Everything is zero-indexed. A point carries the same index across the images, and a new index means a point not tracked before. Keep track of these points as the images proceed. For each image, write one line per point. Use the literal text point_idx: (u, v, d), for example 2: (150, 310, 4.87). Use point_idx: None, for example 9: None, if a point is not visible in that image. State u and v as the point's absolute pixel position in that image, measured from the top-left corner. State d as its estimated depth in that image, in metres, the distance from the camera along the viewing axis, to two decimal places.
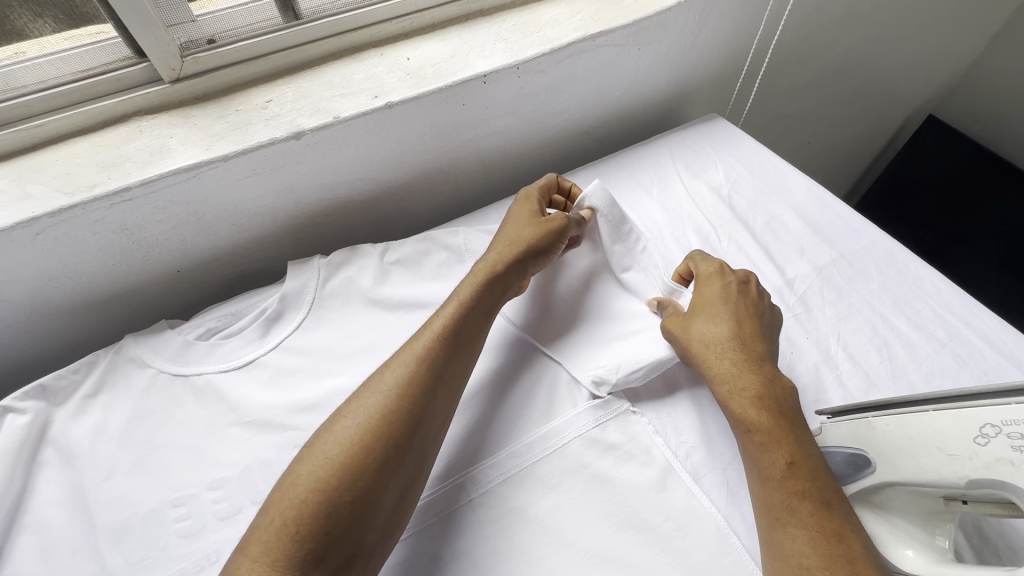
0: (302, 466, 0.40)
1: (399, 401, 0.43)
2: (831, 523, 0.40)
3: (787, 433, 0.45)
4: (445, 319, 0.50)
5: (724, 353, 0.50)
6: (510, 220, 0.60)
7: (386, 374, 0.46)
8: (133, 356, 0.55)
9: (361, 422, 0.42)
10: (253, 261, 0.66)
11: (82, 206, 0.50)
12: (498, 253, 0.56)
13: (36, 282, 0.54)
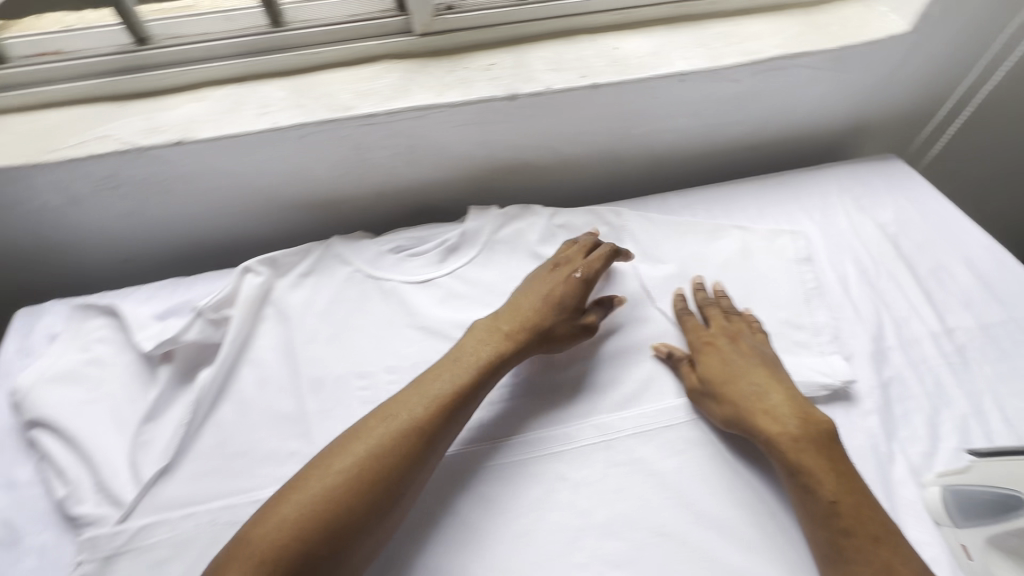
0: (305, 485, 0.44)
1: (362, 472, 0.44)
2: (880, 555, 0.44)
3: (839, 477, 0.47)
4: (442, 383, 0.51)
5: (720, 396, 0.53)
6: (540, 286, 0.60)
7: (383, 419, 0.48)
8: (338, 254, 0.66)
9: (367, 455, 0.45)
10: (435, 201, 0.76)
11: (339, 121, 0.61)
12: (513, 323, 0.57)
13: (284, 177, 0.66)
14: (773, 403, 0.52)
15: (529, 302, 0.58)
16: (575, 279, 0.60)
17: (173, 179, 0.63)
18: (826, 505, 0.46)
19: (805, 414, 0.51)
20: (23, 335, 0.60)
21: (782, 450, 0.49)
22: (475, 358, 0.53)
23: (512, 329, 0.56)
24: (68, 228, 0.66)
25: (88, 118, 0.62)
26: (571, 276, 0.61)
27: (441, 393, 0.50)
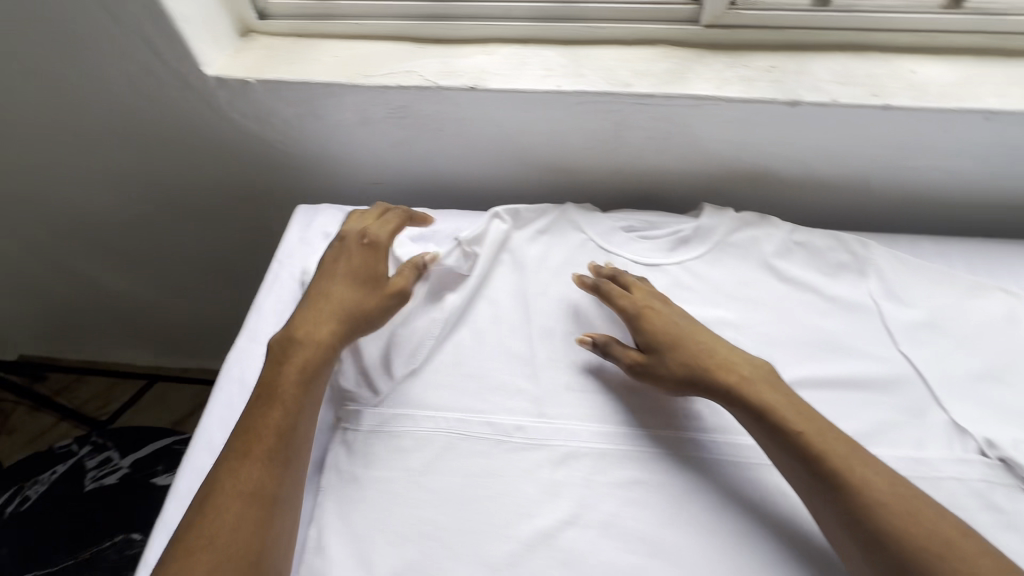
0: (270, 422, 0.49)
1: (261, 450, 0.47)
2: (913, 537, 0.42)
3: (755, 403, 0.50)
4: (330, 330, 0.55)
5: (653, 367, 0.54)
6: (356, 259, 0.60)
7: (306, 366, 0.52)
8: (572, 220, 0.69)
9: (298, 401, 0.51)
10: (662, 192, 0.76)
11: (618, 95, 0.63)
12: (370, 297, 0.58)
13: (541, 139, 0.70)
14: (723, 355, 0.54)
15: (380, 266, 0.60)
16: (381, 257, 0.60)
17: (449, 121, 0.69)
18: (794, 453, 0.48)
19: (690, 330, 0.56)
20: (302, 228, 0.70)
21: (727, 399, 0.52)
22: (340, 303, 0.56)
23: (371, 299, 0.57)
24: (344, 147, 0.74)
25: (395, 55, 0.69)
26: (359, 242, 0.61)
27: (332, 335, 0.55)
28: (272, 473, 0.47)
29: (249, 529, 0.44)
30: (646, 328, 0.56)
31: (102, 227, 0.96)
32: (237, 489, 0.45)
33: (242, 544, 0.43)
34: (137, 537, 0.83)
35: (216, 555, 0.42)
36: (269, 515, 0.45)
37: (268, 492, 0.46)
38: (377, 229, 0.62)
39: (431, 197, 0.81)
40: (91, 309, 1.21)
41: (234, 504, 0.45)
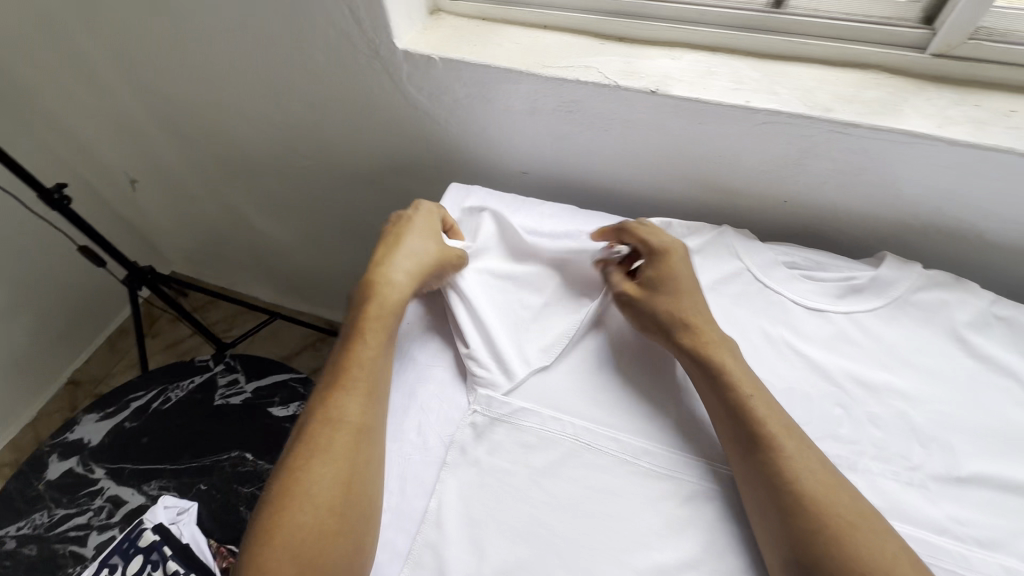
0: (354, 360, 0.53)
1: (324, 424, 0.49)
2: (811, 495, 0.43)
3: (707, 354, 0.51)
4: (406, 276, 0.58)
5: (639, 301, 0.57)
6: (417, 223, 0.63)
7: (383, 305, 0.56)
8: (729, 244, 0.64)
9: (377, 340, 0.54)
10: (833, 229, 0.68)
11: (814, 120, 0.58)
12: (445, 249, 0.61)
13: (710, 153, 0.66)
14: (711, 328, 0.54)
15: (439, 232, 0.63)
16: (438, 223, 0.65)
17: (618, 121, 0.67)
18: (729, 403, 0.49)
19: (683, 285, 0.57)
20: (452, 207, 0.71)
21: (690, 347, 0.52)
22: (415, 257, 0.59)
23: (445, 251, 0.61)
24: (504, 134, 0.75)
25: (576, 48, 0.68)
26: (417, 213, 0.65)
27: (409, 277, 0.58)
28: (356, 404, 0.50)
29: (345, 456, 0.47)
30: (658, 269, 0.58)
31: (267, 173, 1.06)
32: (326, 420, 0.49)
33: (324, 511, 0.45)
34: (249, 457, 0.92)
35: (320, 479, 0.46)
36: (361, 444, 0.48)
37: (355, 422, 0.49)
38: (426, 205, 0.66)
39: (575, 194, 0.79)
40: (239, 243, 1.36)
41: (323, 436, 0.48)
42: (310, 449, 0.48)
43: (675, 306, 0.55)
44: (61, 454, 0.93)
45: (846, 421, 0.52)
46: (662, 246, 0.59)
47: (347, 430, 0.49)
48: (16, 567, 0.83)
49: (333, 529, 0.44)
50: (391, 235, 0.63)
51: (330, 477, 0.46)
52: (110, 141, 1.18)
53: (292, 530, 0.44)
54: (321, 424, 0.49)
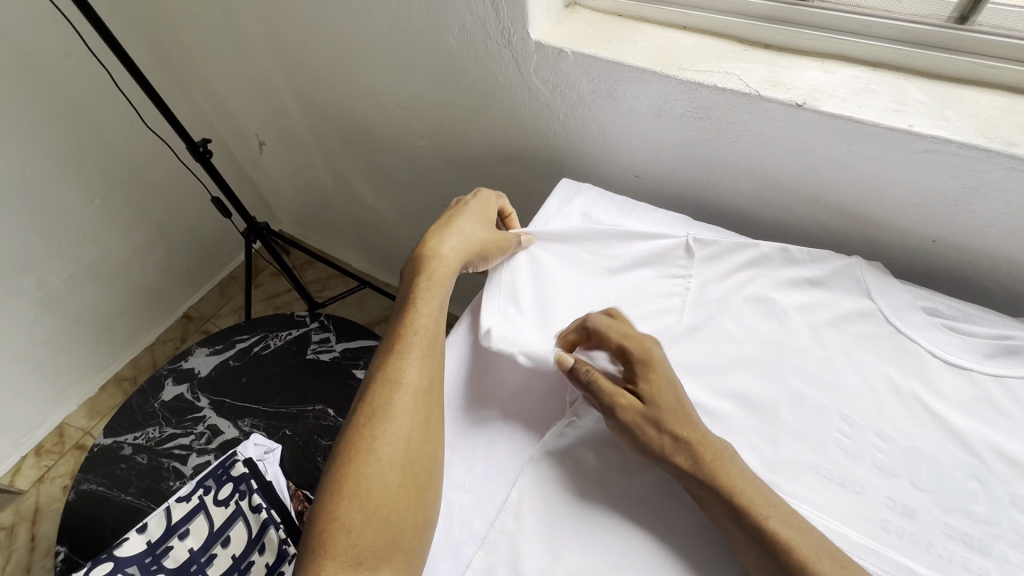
0: (412, 326, 0.54)
1: (387, 386, 0.50)
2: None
3: (715, 477, 0.44)
4: (451, 249, 0.59)
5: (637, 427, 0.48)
6: (473, 207, 0.65)
7: (432, 275, 0.58)
8: (859, 277, 0.58)
9: (432, 309, 0.56)
10: (987, 279, 0.60)
11: (990, 153, 0.51)
12: (493, 235, 0.62)
13: (852, 178, 0.60)
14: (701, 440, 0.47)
15: (491, 217, 0.64)
16: (492, 210, 0.66)
17: (752, 134, 0.63)
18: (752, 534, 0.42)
19: (682, 395, 0.49)
20: (561, 203, 0.71)
21: (691, 469, 0.45)
22: (466, 235, 0.61)
23: (492, 236, 0.61)
24: (623, 135, 0.74)
25: (716, 52, 0.65)
26: (472, 201, 0.66)
27: (452, 251, 0.59)
28: (415, 367, 0.52)
29: (405, 415, 0.49)
30: (643, 380, 0.49)
31: (382, 149, 1.12)
32: (387, 380, 0.51)
33: (390, 470, 0.46)
34: (330, 413, 0.98)
35: (387, 435, 0.48)
36: (420, 406, 0.50)
37: (414, 382, 0.50)
38: (485, 193, 0.68)
39: (686, 205, 0.76)
40: (344, 212, 1.44)
41: (389, 397, 0.50)
42: (372, 407, 0.49)
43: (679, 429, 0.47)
44: (175, 380, 1.04)
45: (981, 496, 0.46)
46: (642, 347, 0.51)
47: (407, 391, 0.50)
48: (129, 471, 0.94)
49: (396, 483, 0.46)
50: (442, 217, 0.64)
51: (392, 434, 0.48)
52: (249, 105, 1.29)
53: (358, 481, 0.46)
54: (382, 384, 0.51)
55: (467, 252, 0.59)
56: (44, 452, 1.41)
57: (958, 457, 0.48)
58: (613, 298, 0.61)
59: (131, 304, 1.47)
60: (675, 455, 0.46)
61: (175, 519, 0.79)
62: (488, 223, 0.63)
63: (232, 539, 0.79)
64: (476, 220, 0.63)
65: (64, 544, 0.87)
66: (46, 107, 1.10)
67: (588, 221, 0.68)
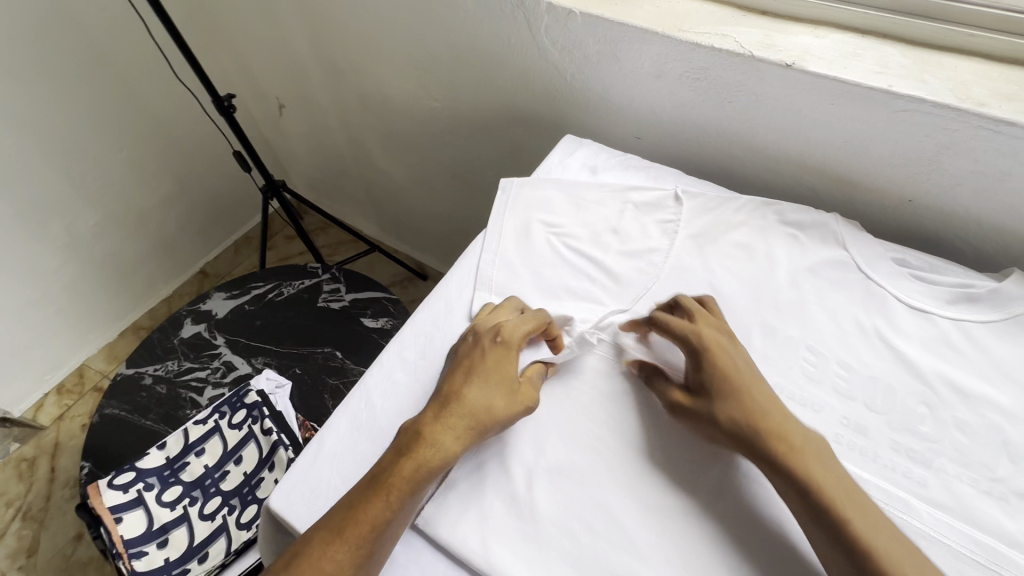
0: (449, 426, 0.48)
1: (400, 486, 0.45)
2: (852, 527, 0.41)
3: (758, 424, 0.47)
4: (452, 435, 0.48)
5: (698, 407, 0.49)
6: (489, 361, 0.52)
7: (420, 464, 0.46)
8: (834, 230, 0.63)
9: (423, 471, 0.46)
10: (958, 238, 0.64)
11: (961, 112, 0.55)
12: (508, 404, 0.50)
13: (836, 138, 0.64)
14: (741, 385, 0.49)
15: (513, 371, 0.52)
16: (514, 360, 0.53)
17: (745, 94, 0.67)
18: (785, 473, 0.44)
19: (741, 365, 0.51)
20: (565, 155, 0.76)
21: (724, 416, 0.48)
22: (482, 402, 0.49)
23: (510, 403, 0.50)
24: (626, 96, 0.78)
25: (717, 17, 0.69)
26: (495, 344, 0.53)
27: (476, 418, 0.49)
28: (378, 509, 0.44)
29: (344, 558, 0.42)
30: (705, 366, 0.51)
31: (398, 114, 1.17)
32: (346, 512, 0.44)
33: (351, 567, 0.42)
34: (339, 355, 1.03)
35: (371, 522, 0.43)
36: (365, 556, 0.43)
37: (422, 491, 0.46)
38: (517, 333, 0.54)
39: (683, 165, 0.80)
40: (357, 175, 1.49)
41: (400, 491, 0.45)
42: (318, 540, 0.43)
43: (732, 406, 0.48)
44: (194, 319, 1.10)
45: (929, 419, 0.51)
46: (711, 335, 0.52)
47: (361, 533, 0.43)
48: (149, 399, 1.01)
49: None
50: (455, 375, 0.51)
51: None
52: (270, 66, 1.34)
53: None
54: (340, 512, 0.44)
55: (467, 424, 0.48)
56: (65, 391, 1.48)
57: (911, 386, 0.52)
58: (607, 239, 0.66)
59: (151, 256, 1.54)
60: (713, 408, 0.49)
61: (192, 438, 0.86)
62: (512, 390, 0.51)
63: (244, 458, 0.85)
64: (495, 385, 0.50)
65: (87, 460, 0.94)
66: (78, 58, 1.16)
67: (591, 172, 0.73)
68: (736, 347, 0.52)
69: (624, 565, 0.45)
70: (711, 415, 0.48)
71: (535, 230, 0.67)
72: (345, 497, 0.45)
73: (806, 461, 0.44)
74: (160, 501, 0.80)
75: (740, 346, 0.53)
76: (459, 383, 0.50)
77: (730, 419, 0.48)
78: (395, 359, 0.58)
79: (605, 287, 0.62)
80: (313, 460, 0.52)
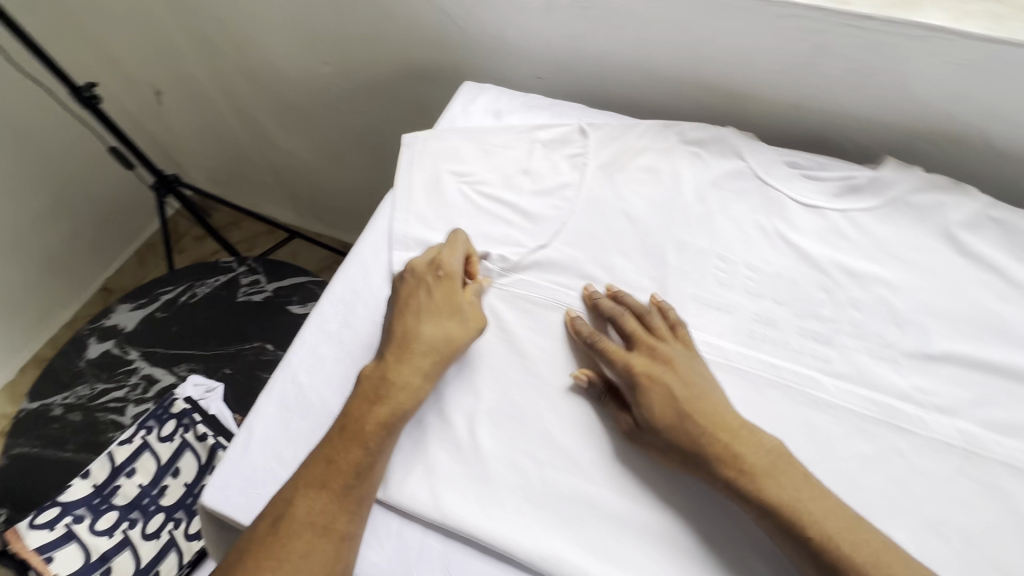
0: (412, 362, 0.49)
1: (375, 427, 0.46)
2: (862, 568, 0.39)
3: (758, 489, 0.43)
4: (417, 374, 0.49)
5: (641, 429, 0.47)
6: (430, 299, 0.52)
7: (391, 407, 0.47)
8: (731, 143, 0.65)
9: (394, 416, 0.47)
10: (840, 137, 0.69)
11: (829, 13, 0.58)
12: (460, 331, 0.51)
13: (723, 53, 0.66)
14: (723, 436, 0.45)
15: (462, 299, 0.53)
16: (457, 289, 0.53)
17: (634, 17, 0.67)
18: (785, 532, 0.42)
19: (706, 394, 0.47)
20: (466, 102, 0.73)
21: (718, 475, 0.44)
22: (435, 332, 0.50)
23: (462, 329, 0.51)
24: (520, 34, 0.76)
25: None
26: (438, 279, 0.53)
27: (435, 353, 0.50)
28: (359, 454, 0.45)
29: (337, 507, 0.44)
30: (656, 389, 0.47)
31: (290, 85, 1.09)
32: (324, 466, 0.45)
33: (344, 508, 0.44)
34: (270, 348, 0.98)
35: (354, 466, 0.45)
36: (356, 498, 0.45)
37: (399, 426, 0.48)
38: (449, 259, 0.55)
39: (587, 100, 0.80)
40: (259, 159, 1.39)
41: (376, 430, 0.46)
42: (303, 496, 0.44)
43: (690, 438, 0.45)
44: (99, 337, 1.00)
45: (828, 303, 0.55)
46: (665, 355, 0.49)
47: (346, 482, 0.44)
48: (63, 430, 0.92)
49: (343, 525, 0.44)
50: (404, 311, 0.52)
51: (317, 526, 0.43)
52: (135, 47, 1.19)
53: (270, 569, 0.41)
54: (318, 467, 0.45)
55: (428, 360, 0.50)
56: None
57: (811, 276, 0.57)
58: (517, 180, 0.65)
59: (37, 280, 1.38)
60: (667, 448, 0.46)
61: (119, 461, 0.79)
62: (460, 315, 0.52)
63: (183, 469, 0.81)
64: (443, 314, 0.52)
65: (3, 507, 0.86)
66: None
67: (495, 116, 0.72)
68: (692, 365, 0.49)
69: (572, 486, 0.47)
70: (659, 441, 0.46)
71: (446, 182, 0.65)
72: (318, 446, 0.46)
73: (815, 519, 0.41)
74: (95, 531, 0.75)
75: (701, 367, 0.50)
76: (406, 322, 0.51)
77: (715, 469, 0.44)
78: (318, 334, 0.55)
79: (523, 228, 0.62)
80: (244, 449, 0.49)
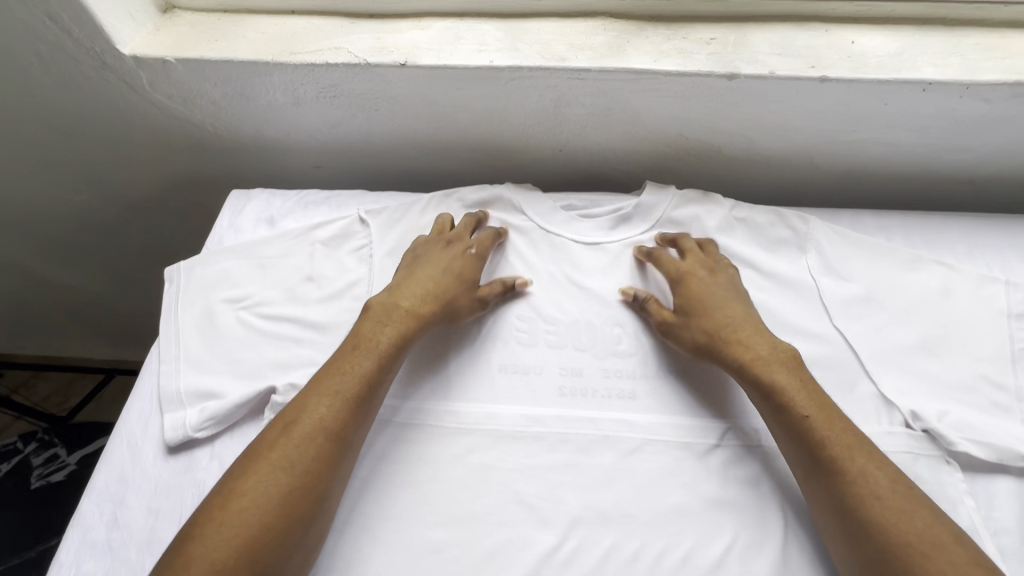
0: (370, 348, 0.50)
1: (324, 413, 0.46)
2: (907, 526, 0.41)
3: (816, 423, 0.46)
4: (376, 350, 0.50)
5: (680, 326, 0.55)
6: (422, 265, 0.58)
7: (345, 392, 0.47)
8: (508, 198, 0.66)
9: (346, 402, 0.47)
10: (608, 163, 0.74)
11: (552, 70, 0.60)
12: (453, 288, 0.56)
13: (479, 116, 0.68)
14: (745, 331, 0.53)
15: (467, 268, 0.58)
16: (462, 257, 0.59)
17: (382, 98, 0.66)
18: (833, 483, 0.44)
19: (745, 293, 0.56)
20: (233, 214, 0.67)
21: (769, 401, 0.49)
22: (420, 288, 0.55)
23: (455, 288, 0.56)
24: (281, 129, 0.72)
25: (324, 31, 0.64)
26: (467, 253, 0.60)
27: (411, 308, 0.54)
28: (300, 437, 0.44)
29: (268, 497, 0.42)
30: (699, 290, 0.56)
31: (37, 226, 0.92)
32: (262, 450, 0.44)
33: (274, 499, 0.42)
34: None
35: (295, 450, 0.44)
36: (291, 490, 0.43)
37: (348, 413, 0.47)
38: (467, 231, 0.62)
39: (378, 170, 0.79)
40: None
41: (321, 412, 0.46)
42: (233, 487, 0.42)
43: (714, 326, 0.53)
44: None
45: (624, 337, 0.57)
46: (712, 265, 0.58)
47: (281, 473, 0.43)
48: None
49: (271, 517, 0.41)
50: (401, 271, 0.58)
51: (245, 520, 0.41)
52: None
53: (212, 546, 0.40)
54: (258, 453, 0.44)
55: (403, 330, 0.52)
56: None
57: (604, 314, 0.59)
58: (301, 287, 0.60)
59: None
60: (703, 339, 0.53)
61: None
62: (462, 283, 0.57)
63: None
64: (432, 271, 0.57)
65: None
66: None
67: (268, 224, 0.67)
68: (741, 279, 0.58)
69: None
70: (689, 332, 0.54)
71: (219, 314, 0.58)
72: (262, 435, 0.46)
73: (888, 488, 0.43)
74: None
75: (740, 279, 0.58)
76: (384, 302, 0.54)
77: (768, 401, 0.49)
78: (82, 547, 0.48)
79: (314, 342, 0.57)
80: None
